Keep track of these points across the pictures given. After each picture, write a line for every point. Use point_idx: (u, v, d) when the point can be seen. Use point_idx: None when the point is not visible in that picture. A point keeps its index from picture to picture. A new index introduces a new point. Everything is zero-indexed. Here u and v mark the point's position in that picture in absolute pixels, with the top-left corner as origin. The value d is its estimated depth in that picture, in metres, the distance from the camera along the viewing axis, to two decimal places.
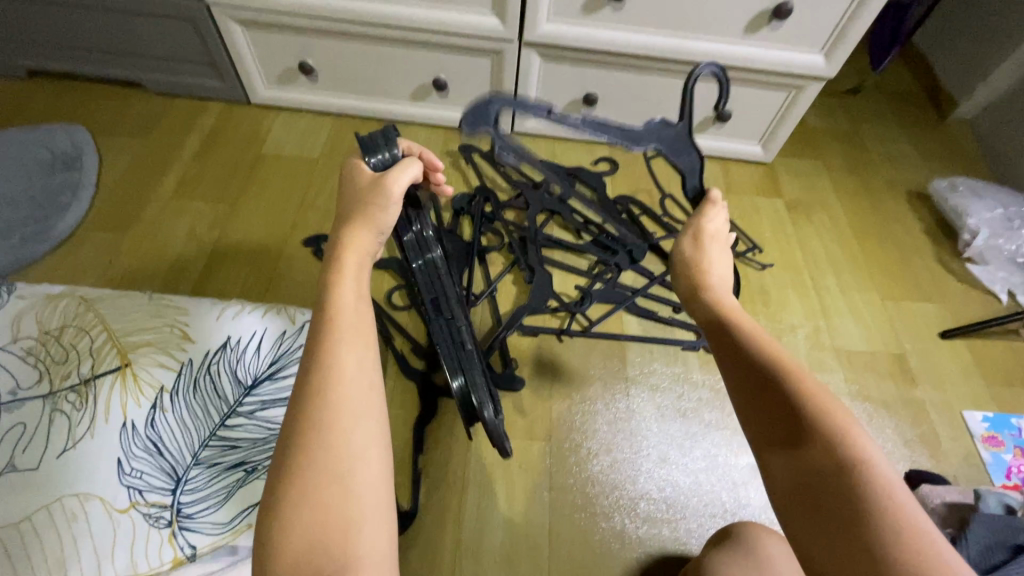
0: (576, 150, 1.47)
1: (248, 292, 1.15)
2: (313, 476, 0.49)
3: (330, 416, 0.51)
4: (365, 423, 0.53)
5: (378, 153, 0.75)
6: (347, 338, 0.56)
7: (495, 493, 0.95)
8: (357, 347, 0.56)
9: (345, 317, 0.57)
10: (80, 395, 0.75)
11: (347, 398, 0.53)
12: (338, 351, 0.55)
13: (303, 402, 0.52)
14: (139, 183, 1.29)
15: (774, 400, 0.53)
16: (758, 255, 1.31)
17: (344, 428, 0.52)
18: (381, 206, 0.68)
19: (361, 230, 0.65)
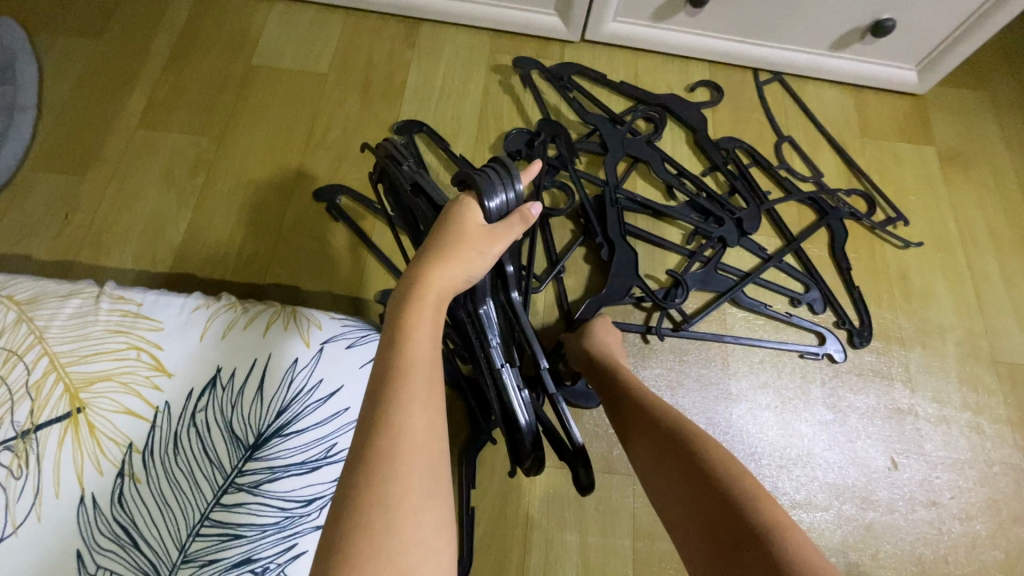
0: (667, 70, 1.11)
1: (247, 262, 0.90)
2: (375, 567, 0.39)
3: (399, 492, 0.41)
4: (437, 504, 0.43)
5: (496, 197, 0.53)
6: (419, 395, 0.45)
7: (566, 540, 0.76)
8: (430, 408, 0.45)
9: (419, 373, 0.46)
10: (18, 455, 0.54)
11: (419, 469, 0.43)
12: (408, 408, 0.44)
13: (370, 469, 0.41)
14: (93, 104, 0.98)
15: (669, 450, 0.55)
16: (901, 227, 1.00)
17: (414, 507, 0.41)
18: (480, 247, 0.50)
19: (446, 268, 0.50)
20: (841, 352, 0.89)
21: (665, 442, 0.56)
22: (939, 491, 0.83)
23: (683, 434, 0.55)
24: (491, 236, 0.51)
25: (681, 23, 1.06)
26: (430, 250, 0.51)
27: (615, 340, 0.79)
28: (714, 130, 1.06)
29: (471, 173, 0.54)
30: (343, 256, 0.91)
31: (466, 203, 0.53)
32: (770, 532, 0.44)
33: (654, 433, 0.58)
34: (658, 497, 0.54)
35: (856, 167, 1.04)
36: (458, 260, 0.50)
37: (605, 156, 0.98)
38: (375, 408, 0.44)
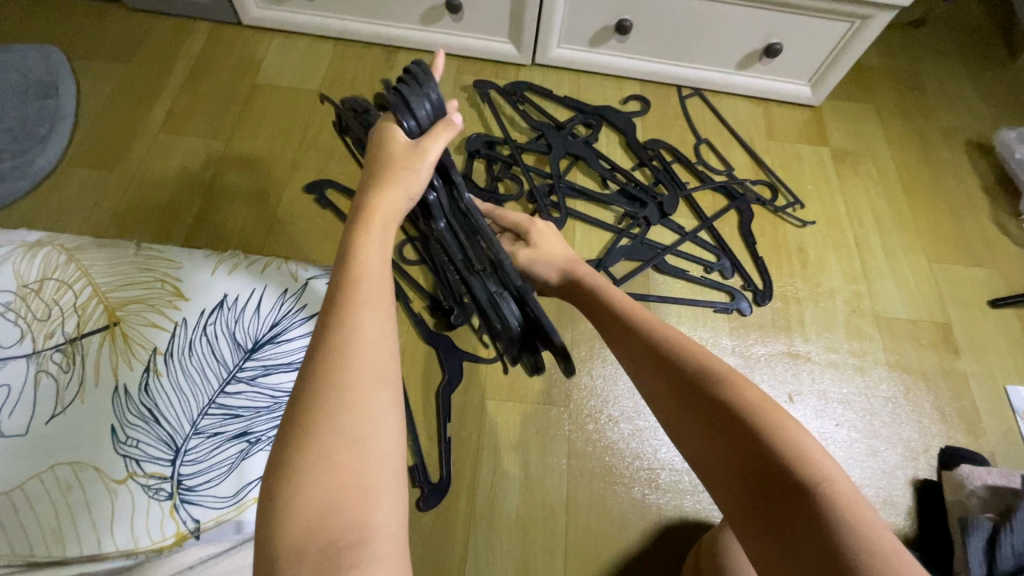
0: (604, 86, 1.32)
1: (248, 239, 1.07)
2: (331, 437, 0.49)
3: (353, 377, 0.51)
4: (387, 388, 0.53)
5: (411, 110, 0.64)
6: (369, 299, 0.55)
7: (511, 458, 0.91)
8: (379, 312, 0.55)
9: (368, 284, 0.56)
10: (67, 355, 0.69)
11: (370, 359, 0.53)
12: (359, 311, 0.54)
13: (327, 362, 0.52)
14: (122, 115, 1.17)
15: (701, 401, 0.53)
16: (799, 210, 1.20)
17: (366, 390, 0.51)
18: (413, 167, 0.61)
19: (388, 193, 0.61)
20: (747, 307, 1.07)
21: (697, 391, 0.54)
22: (827, 419, 0.99)
23: (722, 386, 0.53)
24: (420, 152, 0.61)
25: (612, 49, 1.28)
26: (371, 178, 0.62)
27: (554, 236, 0.83)
28: (643, 134, 1.27)
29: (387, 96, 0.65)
30: (329, 233, 1.09)
31: (390, 126, 0.63)
32: (729, 384, 0.53)
33: (685, 380, 0.55)
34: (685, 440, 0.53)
35: (762, 163, 1.25)
36: (393, 180, 0.61)
37: (549, 154, 1.18)
38: (332, 313, 0.54)
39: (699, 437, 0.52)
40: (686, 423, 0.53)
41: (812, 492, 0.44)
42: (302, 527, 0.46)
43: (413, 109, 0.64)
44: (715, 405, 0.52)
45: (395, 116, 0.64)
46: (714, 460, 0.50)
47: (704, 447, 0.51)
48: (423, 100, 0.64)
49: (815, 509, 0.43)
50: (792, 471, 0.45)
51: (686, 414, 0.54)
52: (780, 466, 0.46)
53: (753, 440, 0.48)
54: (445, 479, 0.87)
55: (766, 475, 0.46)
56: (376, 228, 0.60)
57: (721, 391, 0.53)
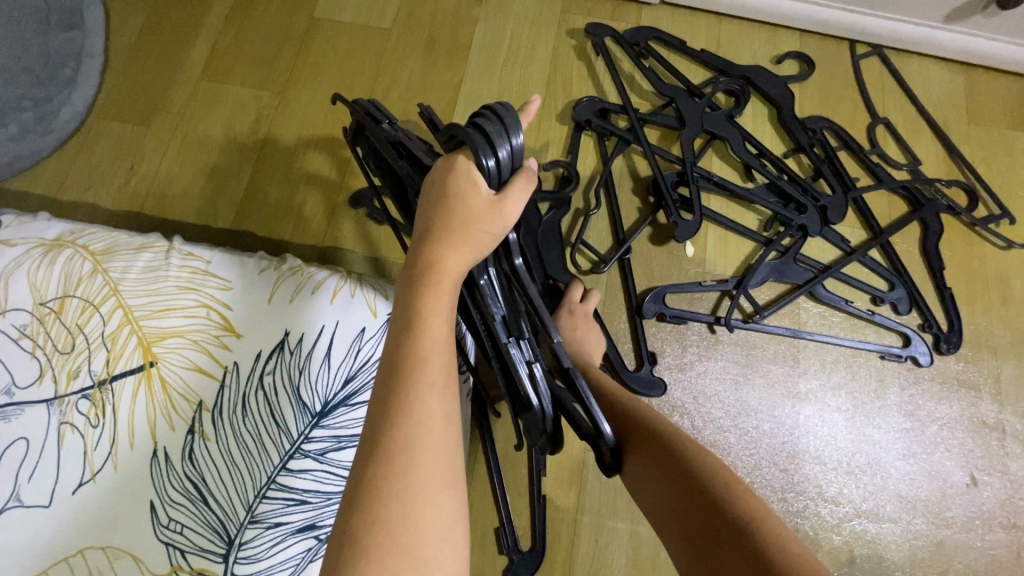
0: (753, 38, 1.01)
1: (304, 224, 0.88)
2: (390, 558, 0.36)
3: (416, 483, 0.38)
4: (455, 495, 0.40)
5: (491, 156, 0.45)
6: (437, 379, 0.41)
7: (616, 528, 0.75)
8: (448, 394, 0.42)
9: (436, 361, 0.42)
10: (95, 404, 0.55)
11: (437, 457, 0.39)
12: (427, 396, 0.40)
13: (385, 463, 0.38)
14: (158, 54, 0.97)
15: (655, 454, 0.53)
16: (1004, 225, 0.91)
17: (433, 497, 0.38)
18: (491, 229, 0.45)
19: (462, 246, 0.45)
20: (927, 356, 0.83)
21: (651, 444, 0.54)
22: (1023, 514, 0.77)
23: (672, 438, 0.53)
24: (500, 206, 0.45)
25: None
26: (436, 228, 0.45)
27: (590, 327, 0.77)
28: (802, 108, 0.97)
29: (462, 127, 0.47)
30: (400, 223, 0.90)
31: (465, 169, 0.45)
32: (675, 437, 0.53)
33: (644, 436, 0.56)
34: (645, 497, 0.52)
35: (960, 157, 0.95)
36: (469, 238, 0.45)
37: (681, 130, 0.91)
38: (391, 391, 0.40)
39: (658, 489, 0.51)
40: (649, 476, 0.52)
41: (746, 523, 0.42)
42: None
43: (492, 150, 0.46)
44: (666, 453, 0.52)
45: (470, 154, 0.45)
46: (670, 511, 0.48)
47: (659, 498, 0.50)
48: (505, 139, 0.46)
49: (749, 536, 0.41)
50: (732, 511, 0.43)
51: (643, 467, 0.53)
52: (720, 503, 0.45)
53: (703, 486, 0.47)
54: (540, 550, 0.73)
55: (705, 513, 0.45)
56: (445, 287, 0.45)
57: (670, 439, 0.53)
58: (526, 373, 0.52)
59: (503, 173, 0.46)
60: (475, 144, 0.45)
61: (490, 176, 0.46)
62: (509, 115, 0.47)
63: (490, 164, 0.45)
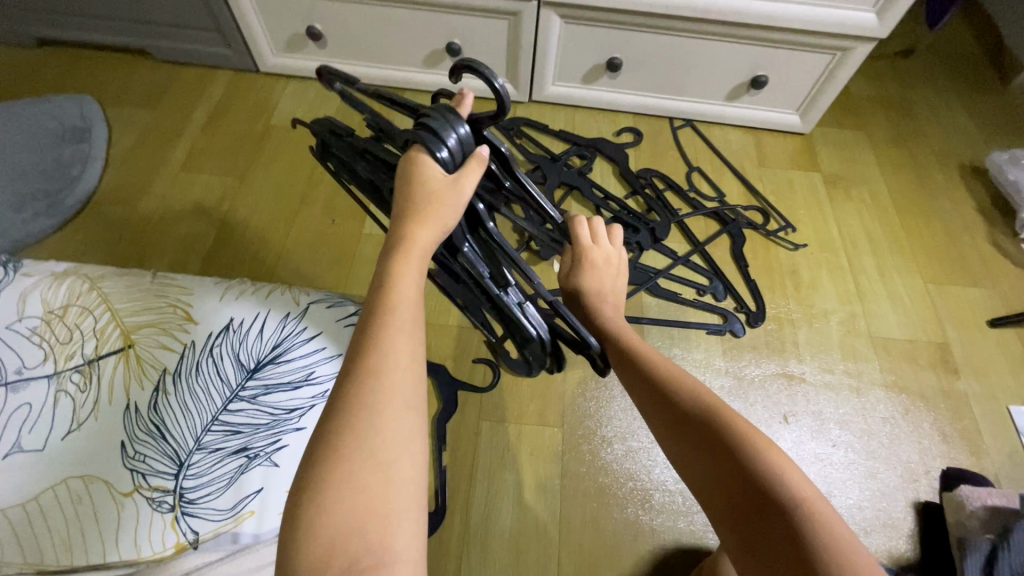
0: (598, 120, 1.38)
1: (257, 270, 1.15)
2: (359, 456, 0.47)
3: (383, 401, 0.49)
4: (413, 414, 0.50)
5: (442, 144, 0.53)
6: (403, 326, 0.52)
7: (505, 478, 0.93)
8: (413, 337, 0.53)
9: (405, 308, 0.53)
10: (84, 375, 0.75)
11: (399, 385, 0.50)
12: (394, 338, 0.51)
13: (357, 386, 0.49)
14: (147, 157, 1.27)
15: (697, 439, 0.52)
16: (791, 234, 1.22)
17: (394, 412, 0.49)
18: (450, 202, 0.53)
19: (427, 223, 0.54)
20: (740, 329, 1.08)
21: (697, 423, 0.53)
22: (824, 441, 0.99)
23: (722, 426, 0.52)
24: (456, 188, 0.53)
25: (605, 85, 1.34)
26: (405, 209, 0.54)
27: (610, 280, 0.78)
28: (636, 165, 1.31)
29: (412, 129, 0.54)
30: (334, 264, 1.16)
31: (421, 160, 0.53)
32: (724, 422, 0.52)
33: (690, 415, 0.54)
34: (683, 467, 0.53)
35: (754, 189, 1.28)
36: (433, 218, 0.53)
37: (544, 184, 1.23)
38: (364, 334, 0.52)
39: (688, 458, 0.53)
40: (693, 459, 0.52)
41: (785, 504, 0.46)
42: (324, 548, 0.44)
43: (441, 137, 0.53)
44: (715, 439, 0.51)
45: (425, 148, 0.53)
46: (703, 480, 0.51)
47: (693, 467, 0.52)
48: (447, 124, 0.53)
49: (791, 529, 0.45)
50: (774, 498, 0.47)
51: (687, 446, 0.53)
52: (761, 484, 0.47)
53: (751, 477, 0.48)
54: (442, 506, 0.89)
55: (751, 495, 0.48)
56: (413, 259, 0.54)
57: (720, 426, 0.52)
58: (521, 311, 0.60)
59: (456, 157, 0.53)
60: (426, 140, 0.52)
61: (444, 161, 0.53)
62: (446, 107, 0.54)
63: (441, 151, 0.53)
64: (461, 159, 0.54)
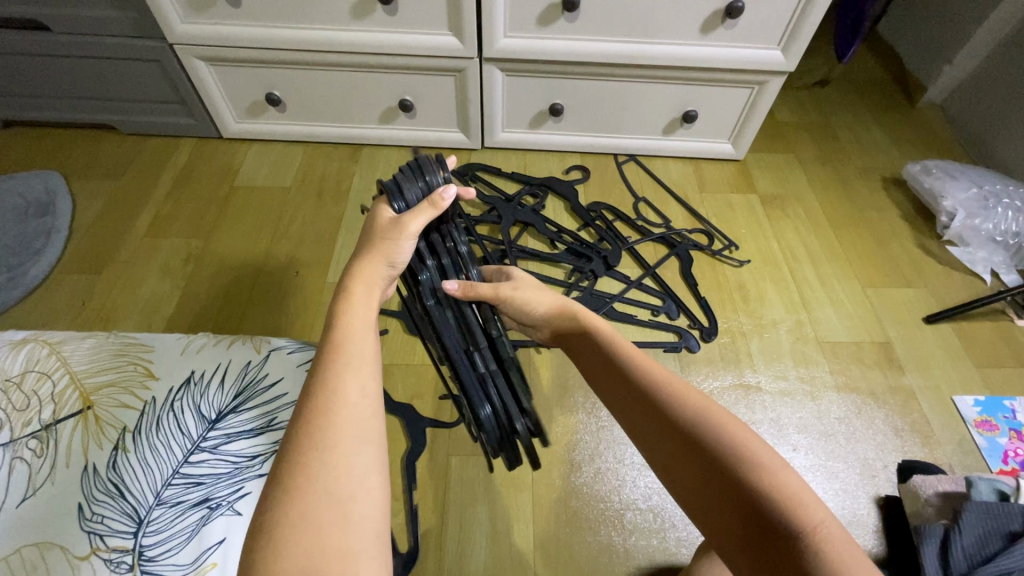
0: (547, 161, 1.47)
1: (222, 324, 1.17)
2: (312, 495, 0.47)
3: (333, 440, 0.50)
4: (367, 449, 0.51)
5: (400, 195, 0.66)
6: (350, 364, 0.55)
7: (477, 512, 0.93)
8: (361, 374, 0.55)
9: (353, 345, 0.57)
10: (41, 441, 0.74)
11: (351, 423, 0.52)
12: (343, 375, 0.54)
13: (306, 425, 0.51)
14: (113, 226, 1.31)
15: (691, 445, 0.53)
16: (735, 251, 1.30)
17: (348, 450, 0.50)
18: (392, 235, 0.62)
19: (370, 259, 0.62)
20: (695, 344, 1.13)
21: (688, 433, 0.54)
22: (785, 446, 1.02)
23: (710, 429, 0.53)
24: (399, 224, 0.62)
25: (551, 128, 1.44)
26: (359, 251, 0.64)
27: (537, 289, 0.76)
28: (587, 199, 1.39)
29: (383, 182, 0.68)
30: (299, 312, 1.19)
31: (379, 208, 0.66)
32: (714, 427, 0.53)
33: (678, 425, 0.55)
34: (680, 478, 0.54)
35: (697, 213, 1.36)
36: (377, 251, 0.62)
37: (499, 223, 1.28)
38: (316, 375, 0.54)
39: (676, 466, 0.54)
40: (686, 468, 0.53)
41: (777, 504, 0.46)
42: None
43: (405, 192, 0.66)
44: (706, 447, 0.52)
45: (387, 201, 0.66)
46: (693, 493, 0.52)
47: (686, 480, 0.53)
48: (416, 186, 0.66)
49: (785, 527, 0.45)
50: (768, 508, 0.47)
51: (680, 455, 0.54)
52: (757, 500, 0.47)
53: (741, 482, 0.49)
54: (414, 547, 0.88)
55: (743, 500, 0.48)
56: (359, 297, 0.61)
57: (709, 432, 0.53)
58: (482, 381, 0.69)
59: (408, 201, 0.66)
60: (388, 188, 0.66)
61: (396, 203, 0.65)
62: (416, 165, 0.68)
63: (395, 195, 0.66)
64: (410, 201, 0.66)
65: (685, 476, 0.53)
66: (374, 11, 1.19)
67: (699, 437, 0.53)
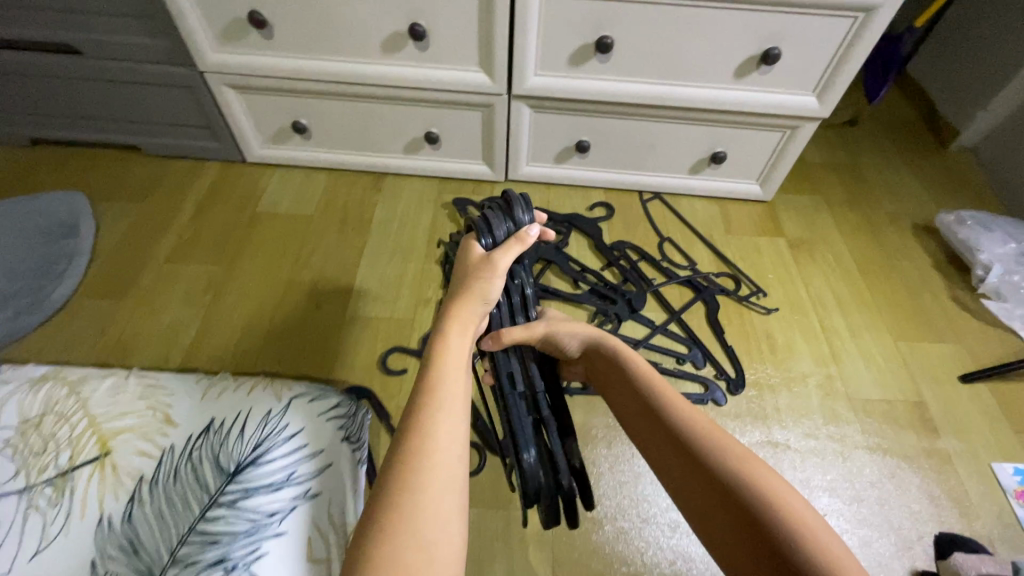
0: (571, 197, 1.46)
1: (240, 356, 1.15)
2: (405, 534, 0.50)
3: (425, 479, 0.54)
4: (455, 496, 0.55)
5: (490, 232, 0.81)
6: (444, 404, 0.60)
7: (495, 570, 0.90)
8: (453, 416, 0.60)
9: (447, 386, 0.62)
10: (57, 489, 0.72)
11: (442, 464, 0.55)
12: (436, 415, 0.59)
13: (403, 463, 0.55)
14: (134, 250, 1.31)
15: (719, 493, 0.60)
16: (762, 298, 1.27)
17: (438, 492, 0.54)
18: (484, 282, 0.75)
19: (467, 304, 0.72)
20: (722, 397, 1.09)
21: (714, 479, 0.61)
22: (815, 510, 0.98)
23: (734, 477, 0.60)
24: (492, 264, 0.75)
25: (576, 164, 1.42)
26: (456, 291, 0.75)
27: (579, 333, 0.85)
28: (611, 238, 1.37)
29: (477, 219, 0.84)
30: (318, 346, 1.17)
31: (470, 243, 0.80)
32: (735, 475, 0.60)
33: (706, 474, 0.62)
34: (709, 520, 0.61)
35: (724, 257, 1.34)
36: (472, 292, 0.73)
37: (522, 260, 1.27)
38: (412, 411, 0.59)
39: (706, 512, 0.61)
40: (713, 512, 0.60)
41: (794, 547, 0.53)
42: None
43: (493, 230, 0.81)
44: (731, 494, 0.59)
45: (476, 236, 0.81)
46: (722, 535, 0.59)
47: (714, 523, 0.60)
48: (503, 225, 0.81)
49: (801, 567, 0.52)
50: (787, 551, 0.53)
51: (709, 501, 0.61)
52: (784, 551, 0.53)
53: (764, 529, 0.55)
54: None
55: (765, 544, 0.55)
56: (454, 332, 0.69)
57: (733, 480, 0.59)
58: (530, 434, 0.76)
59: (495, 236, 0.80)
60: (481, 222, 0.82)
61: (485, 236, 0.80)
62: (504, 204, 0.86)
63: (486, 229, 0.80)
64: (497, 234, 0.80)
65: (719, 525, 0.59)
66: (407, 46, 1.19)
67: (726, 483, 0.60)
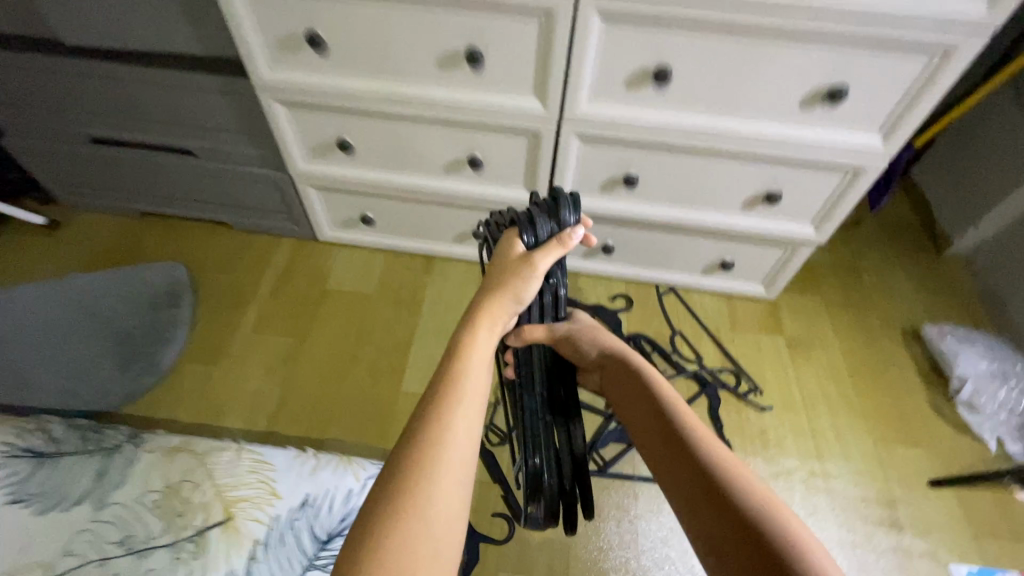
0: (595, 287, 1.66)
1: (313, 422, 1.39)
2: (417, 505, 0.58)
3: (442, 460, 0.62)
4: (464, 477, 0.63)
5: (531, 232, 0.81)
6: (466, 398, 0.68)
7: None
8: (472, 410, 0.67)
9: (471, 379, 0.70)
10: (198, 544, 0.86)
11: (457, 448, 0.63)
12: (458, 406, 0.66)
13: (425, 442, 0.63)
14: (225, 320, 1.57)
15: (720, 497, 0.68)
16: (759, 395, 1.45)
17: (452, 477, 0.62)
18: (520, 283, 0.78)
19: (498, 302, 0.78)
20: None
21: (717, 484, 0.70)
22: None
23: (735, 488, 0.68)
24: (527, 264, 0.78)
25: (602, 260, 1.63)
26: (492, 282, 0.78)
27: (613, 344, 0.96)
28: (628, 329, 1.58)
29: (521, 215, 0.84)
30: (377, 418, 1.40)
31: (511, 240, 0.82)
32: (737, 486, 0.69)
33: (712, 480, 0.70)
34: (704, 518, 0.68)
35: (727, 353, 1.53)
36: (503, 290, 0.77)
37: None
38: (439, 398, 0.67)
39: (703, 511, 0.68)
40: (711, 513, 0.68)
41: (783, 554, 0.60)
42: None
43: (535, 228, 0.81)
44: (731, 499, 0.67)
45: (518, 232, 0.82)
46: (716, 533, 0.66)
47: (709, 523, 0.67)
48: (547, 224, 0.82)
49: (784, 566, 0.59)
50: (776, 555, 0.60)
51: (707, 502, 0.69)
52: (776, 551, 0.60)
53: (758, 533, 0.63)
54: None
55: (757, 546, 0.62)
56: (483, 327, 0.76)
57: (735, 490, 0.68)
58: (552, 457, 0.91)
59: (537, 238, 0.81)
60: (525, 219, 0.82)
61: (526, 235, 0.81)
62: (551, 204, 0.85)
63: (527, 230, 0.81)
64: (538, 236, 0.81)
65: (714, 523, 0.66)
66: (465, 169, 1.41)
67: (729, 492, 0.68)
